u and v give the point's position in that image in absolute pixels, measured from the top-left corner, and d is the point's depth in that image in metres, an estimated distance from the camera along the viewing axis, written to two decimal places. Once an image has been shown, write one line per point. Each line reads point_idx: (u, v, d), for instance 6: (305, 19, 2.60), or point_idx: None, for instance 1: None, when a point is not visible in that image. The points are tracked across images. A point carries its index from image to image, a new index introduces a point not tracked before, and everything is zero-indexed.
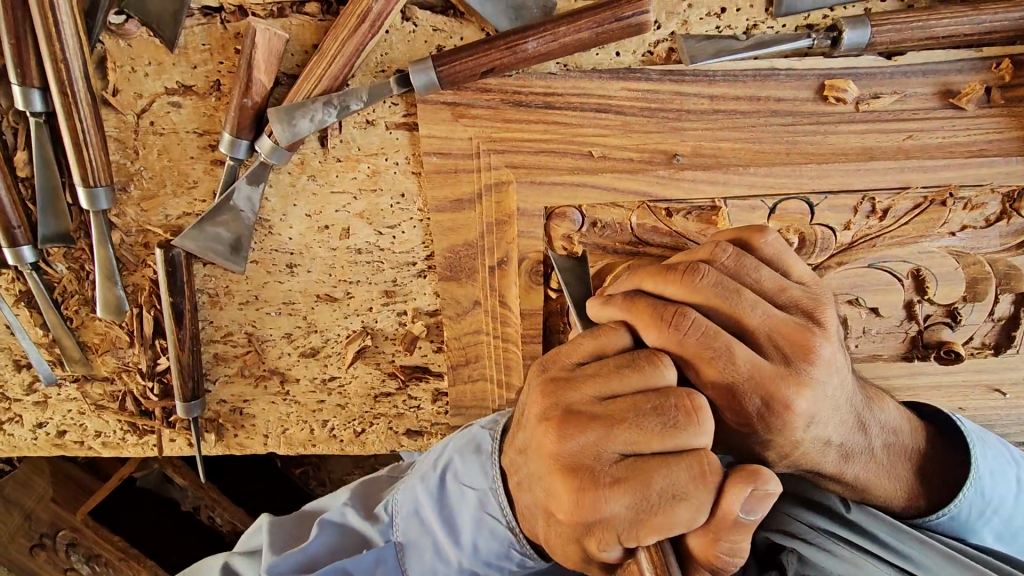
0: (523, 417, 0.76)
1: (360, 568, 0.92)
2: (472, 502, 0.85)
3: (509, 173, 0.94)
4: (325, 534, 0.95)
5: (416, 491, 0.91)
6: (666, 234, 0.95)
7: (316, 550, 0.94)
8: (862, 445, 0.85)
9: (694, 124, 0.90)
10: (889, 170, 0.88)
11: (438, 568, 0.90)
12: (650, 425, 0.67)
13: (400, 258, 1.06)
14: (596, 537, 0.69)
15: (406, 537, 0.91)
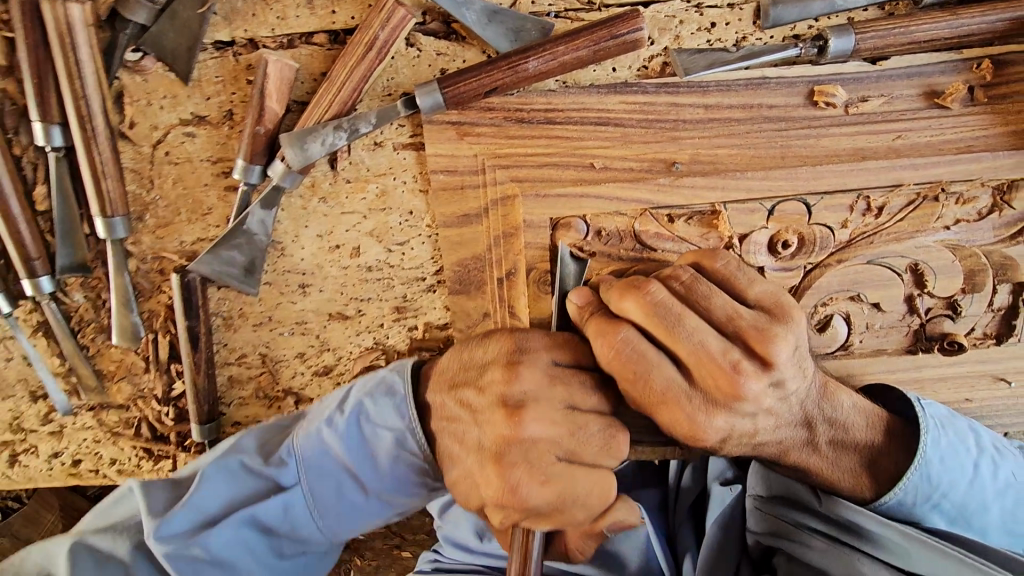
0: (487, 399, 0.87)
1: (267, 515, 0.98)
2: (385, 441, 0.97)
3: (514, 187, 0.97)
4: (224, 487, 0.99)
5: (322, 437, 0.98)
6: (669, 239, 0.97)
7: (213, 502, 0.98)
8: (805, 439, 0.90)
9: (691, 133, 0.93)
10: (882, 169, 0.91)
11: (349, 503, 1.00)
12: (593, 441, 0.83)
13: (409, 274, 1.08)
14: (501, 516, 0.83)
15: (312, 481, 0.98)
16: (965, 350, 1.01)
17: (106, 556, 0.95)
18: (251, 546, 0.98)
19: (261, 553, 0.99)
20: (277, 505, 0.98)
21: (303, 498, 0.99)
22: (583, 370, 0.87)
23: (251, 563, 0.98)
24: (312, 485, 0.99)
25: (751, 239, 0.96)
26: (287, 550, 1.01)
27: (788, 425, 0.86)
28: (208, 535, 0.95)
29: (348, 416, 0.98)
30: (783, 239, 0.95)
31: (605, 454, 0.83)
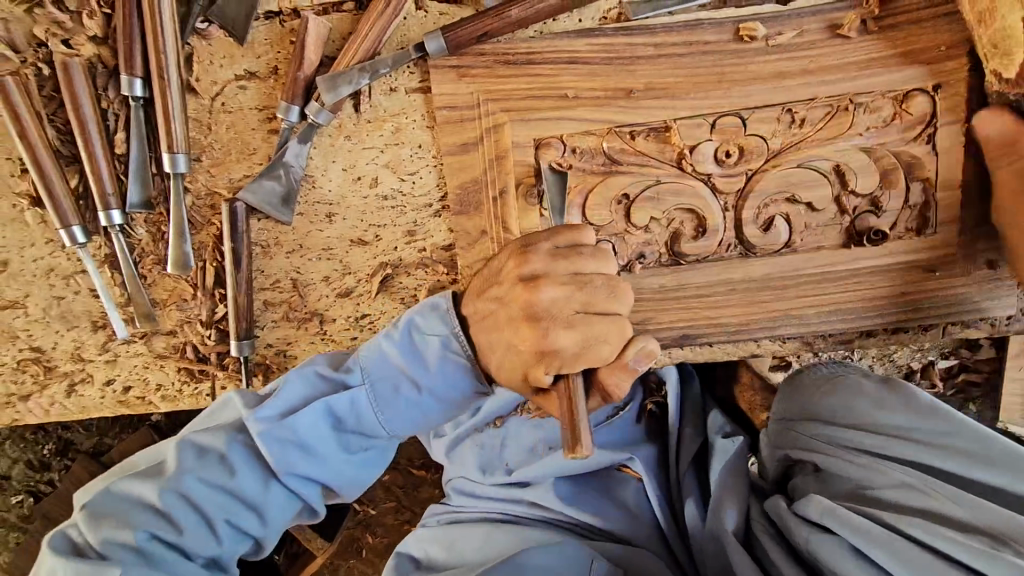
0: (498, 278, 1.08)
1: (339, 412, 1.18)
2: (433, 343, 1.16)
3: (504, 116, 1.20)
4: (300, 394, 1.19)
5: (382, 347, 1.18)
6: (632, 154, 1.18)
7: (295, 402, 1.19)
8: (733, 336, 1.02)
9: (645, 66, 1.16)
10: (798, 86, 1.14)
11: (405, 402, 1.18)
12: (599, 295, 1.02)
13: (419, 201, 1.29)
14: (542, 367, 1.03)
15: (374, 384, 1.18)
16: (890, 242, 1.19)
17: (206, 447, 1.18)
18: (326, 439, 1.19)
19: (333, 446, 1.19)
20: (345, 405, 1.18)
21: (365, 399, 1.18)
22: (581, 247, 1.04)
23: (324, 454, 1.19)
24: (373, 388, 1.18)
25: (700, 150, 1.17)
26: (356, 445, 1.22)
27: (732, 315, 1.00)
28: (291, 423, 1.16)
29: (403, 329, 1.17)
30: (726, 148, 1.16)
31: (614, 301, 1.02)
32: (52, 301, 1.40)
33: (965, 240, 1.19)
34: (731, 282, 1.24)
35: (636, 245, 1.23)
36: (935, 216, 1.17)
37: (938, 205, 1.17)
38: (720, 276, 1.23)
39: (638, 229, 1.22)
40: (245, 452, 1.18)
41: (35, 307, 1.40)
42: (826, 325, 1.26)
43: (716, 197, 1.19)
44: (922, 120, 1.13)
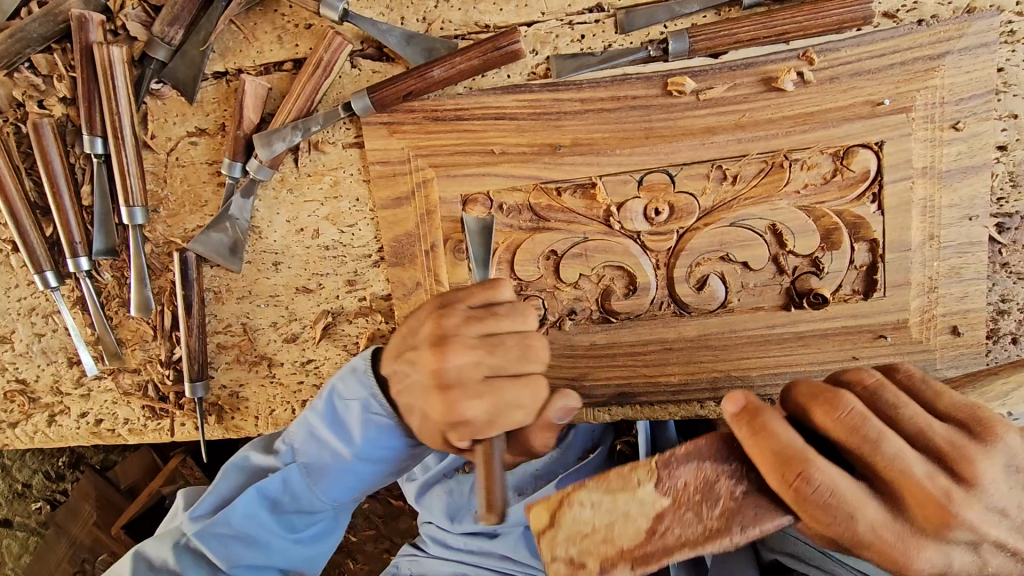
0: (413, 339, 1.00)
1: (274, 494, 1.16)
2: (353, 412, 1.10)
3: (432, 172, 1.20)
4: (238, 477, 1.20)
5: (310, 420, 1.14)
6: (560, 211, 1.16)
7: (231, 484, 1.20)
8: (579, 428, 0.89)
9: (572, 122, 1.14)
10: (728, 142, 1.09)
11: (337, 471, 1.13)
12: (512, 355, 0.95)
13: (358, 252, 1.31)
14: (454, 432, 0.96)
15: (304, 460, 1.15)
16: (834, 305, 1.12)
17: (156, 564, 1.18)
18: (269, 521, 1.17)
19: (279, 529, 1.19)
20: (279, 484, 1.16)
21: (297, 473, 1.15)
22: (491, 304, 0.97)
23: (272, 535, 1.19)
24: (306, 464, 1.15)
25: (627, 207, 1.13)
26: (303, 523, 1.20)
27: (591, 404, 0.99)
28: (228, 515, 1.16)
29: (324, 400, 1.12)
30: (655, 206, 1.12)
31: (524, 361, 0.95)
32: (34, 338, 1.50)
33: (920, 304, 1.11)
34: (666, 341, 1.19)
35: (565, 301, 1.20)
36: (883, 278, 1.09)
37: (887, 267, 1.09)
38: (652, 336, 1.19)
39: (568, 285, 1.19)
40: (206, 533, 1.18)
41: (19, 343, 1.51)
42: (772, 388, 1.18)
43: (647, 255, 1.15)
44: (865, 177, 1.06)
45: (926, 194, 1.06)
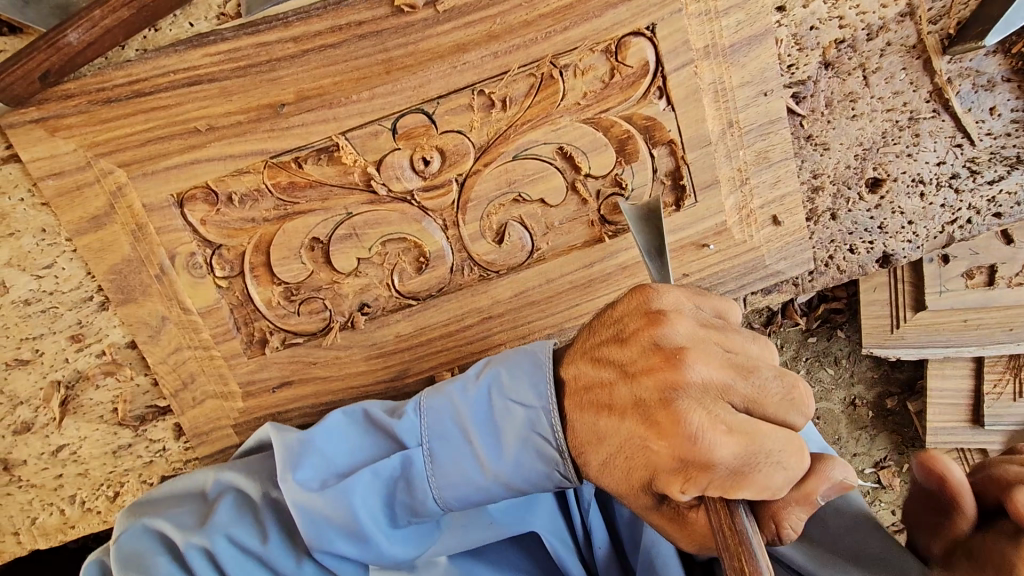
0: (656, 359, 0.70)
1: (166, 571, 0.84)
2: (522, 422, 0.78)
3: (124, 173, 0.90)
4: (309, 477, 0.85)
5: (451, 403, 0.82)
6: (308, 186, 0.91)
7: (339, 460, 0.87)
8: (952, 147, 1.03)
9: (291, 70, 0.87)
10: (482, 59, 0.88)
11: (212, 533, 0.85)
12: (739, 422, 0.65)
13: (72, 298, 0.99)
14: (688, 474, 0.66)
15: (447, 486, 0.81)
16: None
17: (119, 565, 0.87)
18: (200, 572, 0.84)
19: (383, 516, 0.85)
20: (167, 556, 0.86)
21: (328, 517, 0.83)
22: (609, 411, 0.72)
23: (383, 531, 0.85)
24: (303, 465, 0.85)
25: (388, 164, 0.91)
26: (400, 513, 0.85)
27: (938, 165, 1.04)
28: None
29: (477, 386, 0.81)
30: (422, 155, 0.91)
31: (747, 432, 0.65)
32: None
33: (735, 202, 1.00)
34: (480, 311, 1.00)
35: (352, 294, 0.97)
36: (690, 182, 0.97)
37: (692, 168, 0.96)
38: (462, 310, 0.99)
39: (347, 275, 0.96)
40: (205, 558, 0.85)
41: None
42: None
43: (429, 217, 0.94)
44: (645, 70, 0.90)
45: (714, 77, 0.92)
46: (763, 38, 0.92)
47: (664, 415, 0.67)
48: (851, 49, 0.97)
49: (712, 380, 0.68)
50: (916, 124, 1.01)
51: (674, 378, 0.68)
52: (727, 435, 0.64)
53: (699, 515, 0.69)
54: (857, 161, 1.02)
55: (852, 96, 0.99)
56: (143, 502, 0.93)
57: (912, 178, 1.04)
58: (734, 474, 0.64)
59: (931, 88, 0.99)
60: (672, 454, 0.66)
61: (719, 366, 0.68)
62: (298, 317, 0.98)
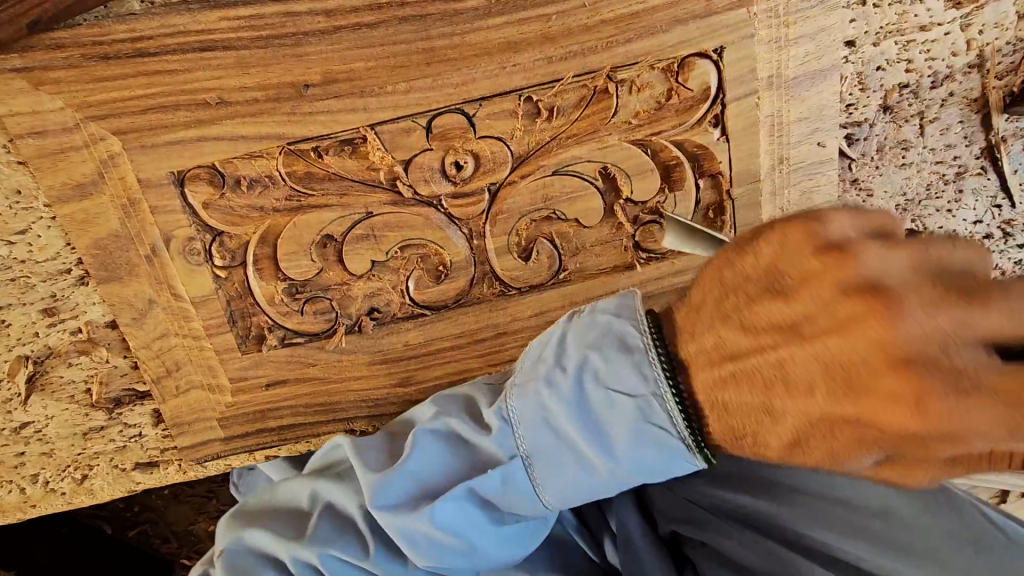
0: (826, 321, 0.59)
1: None
2: (630, 420, 0.70)
3: (118, 141, 0.80)
4: (396, 496, 0.80)
5: (542, 400, 0.75)
6: (327, 179, 0.83)
7: (432, 477, 0.81)
8: (994, 206, 1.01)
9: (319, 47, 0.78)
10: (534, 62, 0.79)
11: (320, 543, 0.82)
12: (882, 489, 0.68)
13: (47, 268, 0.89)
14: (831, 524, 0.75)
15: (555, 493, 0.76)
16: (684, 257, 0.93)
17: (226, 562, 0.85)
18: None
19: (488, 520, 0.79)
20: (273, 567, 0.85)
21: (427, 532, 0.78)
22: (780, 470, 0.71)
23: (491, 538, 0.79)
24: (388, 483, 0.80)
25: (419, 164, 0.83)
26: (504, 515, 0.80)
27: (977, 223, 1.02)
28: None
29: (573, 380, 0.73)
30: (455, 159, 0.84)
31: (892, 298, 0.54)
32: None
33: None
34: (497, 327, 0.94)
35: (363, 296, 0.91)
36: (733, 219, 0.92)
37: (735, 204, 0.91)
38: (478, 325, 0.94)
39: (359, 277, 0.89)
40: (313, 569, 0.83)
41: None
42: None
43: (454, 226, 0.87)
44: (706, 95, 0.84)
45: (773, 109, 0.87)
46: (828, 74, 0.86)
47: (876, 385, 0.56)
48: (913, 96, 0.92)
49: (944, 319, 0.52)
50: (962, 181, 0.99)
51: (881, 333, 0.55)
52: (975, 408, 0.51)
53: (789, 246, 0.61)
54: (896, 211, 1.00)
55: (904, 145, 0.96)
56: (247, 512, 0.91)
57: (950, 232, 1.02)
58: (865, 252, 0.56)
59: (984, 145, 0.96)
60: (812, 309, 0.60)
61: (942, 299, 0.53)
62: (301, 316, 0.90)
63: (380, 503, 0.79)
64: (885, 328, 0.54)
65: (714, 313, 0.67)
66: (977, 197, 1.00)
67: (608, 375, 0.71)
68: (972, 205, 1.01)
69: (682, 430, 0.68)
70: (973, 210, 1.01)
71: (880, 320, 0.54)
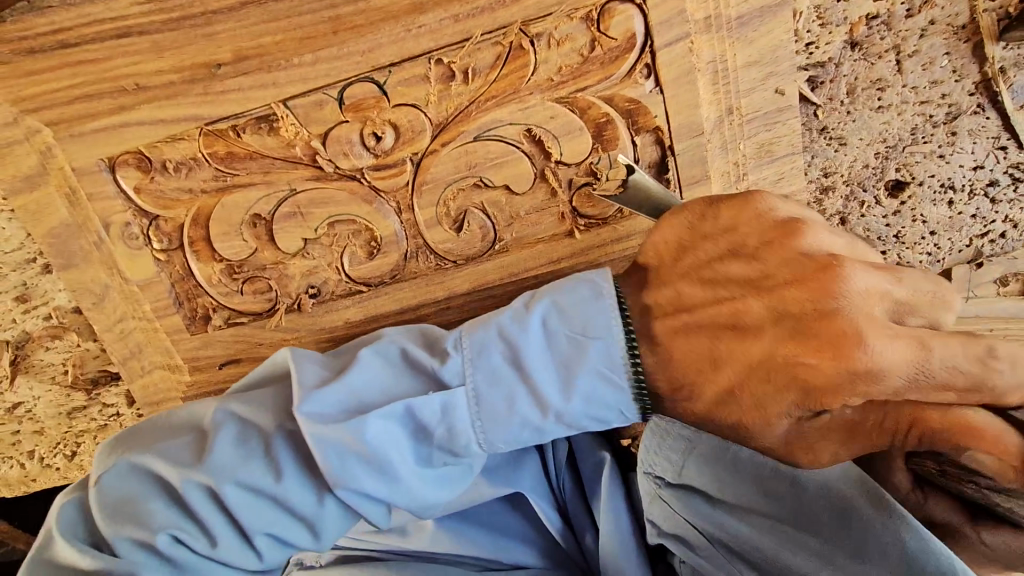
0: (768, 231, 0.64)
1: (165, 518, 0.68)
2: (583, 350, 0.67)
3: (52, 133, 0.82)
4: (327, 410, 0.68)
5: (496, 333, 0.69)
6: (248, 158, 0.83)
7: (368, 396, 0.70)
8: (997, 146, 0.89)
9: (228, 26, 0.76)
10: (441, 23, 0.76)
11: (228, 469, 0.69)
12: (821, 378, 0.57)
13: (13, 259, 0.92)
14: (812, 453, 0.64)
15: (493, 432, 0.69)
16: (626, 221, 0.87)
17: (112, 484, 0.70)
18: (205, 516, 0.69)
19: (415, 453, 0.70)
20: (163, 499, 0.70)
21: (349, 452, 0.67)
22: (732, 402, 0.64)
23: (414, 472, 0.70)
24: (315, 396, 0.68)
25: (336, 138, 0.82)
26: (434, 453, 0.70)
27: (977, 168, 0.91)
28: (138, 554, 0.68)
29: (534, 312, 0.69)
30: (373, 130, 0.81)
31: (792, 243, 0.62)
32: None
33: None
34: (437, 301, 0.92)
35: (299, 274, 0.91)
36: (676, 178, 0.85)
37: (679, 161, 0.84)
38: (417, 300, 0.92)
39: (293, 255, 0.89)
40: (209, 500, 0.69)
41: None
42: None
43: (381, 199, 0.86)
44: (632, 44, 0.77)
45: (714, 55, 0.79)
46: (778, 9, 0.77)
47: (826, 329, 0.57)
48: (885, 27, 0.81)
49: (877, 281, 0.58)
50: (956, 121, 0.87)
51: (834, 285, 0.57)
52: (897, 342, 0.55)
53: (747, 216, 0.65)
54: (876, 160, 0.90)
55: (880, 84, 0.84)
56: (122, 437, 0.75)
57: (941, 182, 0.92)
58: (738, 211, 0.66)
59: (978, 78, 0.84)
60: (774, 265, 0.62)
61: (875, 270, 0.58)
62: (242, 296, 0.92)
63: (302, 412, 0.67)
64: (789, 270, 0.61)
65: (679, 266, 0.69)
66: (977, 139, 0.88)
67: (574, 309, 0.68)
68: (967, 149, 0.89)
69: (625, 374, 0.66)
70: (972, 154, 0.89)
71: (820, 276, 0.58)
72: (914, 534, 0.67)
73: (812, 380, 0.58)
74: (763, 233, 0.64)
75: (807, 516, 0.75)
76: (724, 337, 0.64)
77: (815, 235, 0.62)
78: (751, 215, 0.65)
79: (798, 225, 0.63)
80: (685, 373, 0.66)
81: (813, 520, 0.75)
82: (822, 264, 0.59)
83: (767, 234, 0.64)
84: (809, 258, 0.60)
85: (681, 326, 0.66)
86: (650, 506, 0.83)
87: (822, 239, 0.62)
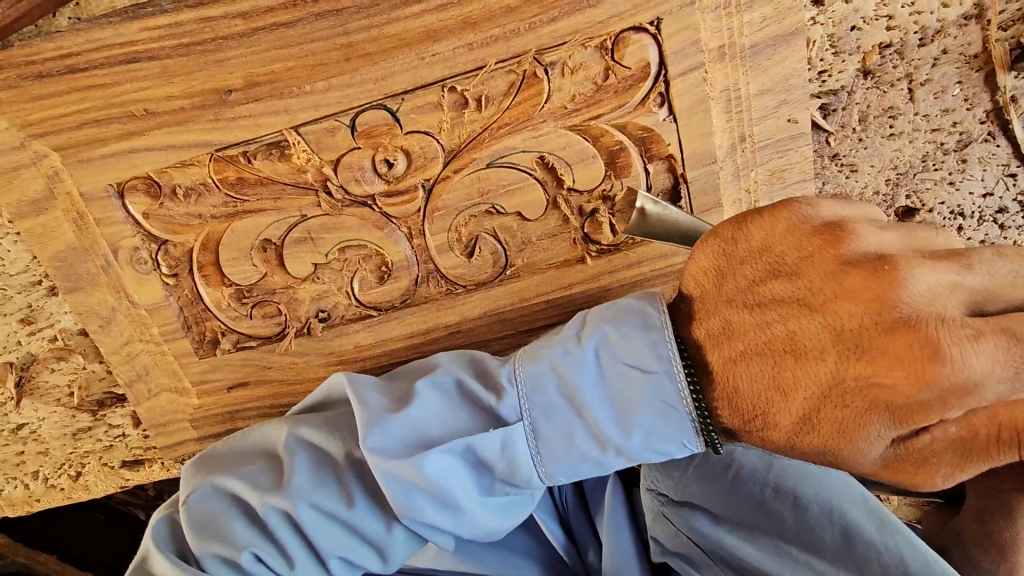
0: (808, 244, 0.63)
1: (245, 539, 0.70)
2: (644, 387, 0.66)
3: (59, 157, 0.81)
4: (390, 444, 0.69)
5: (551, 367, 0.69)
6: (258, 183, 0.83)
7: (430, 429, 0.71)
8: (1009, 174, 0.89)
9: (239, 52, 0.75)
10: (454, 51, 0.75)
11: (301, 494, 0.70)
12: (903, 395, 0.56)
13: (19, 281, 0.91)
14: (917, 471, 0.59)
15: (555, 463, 0.69)
16: (638, 247, 0.87)
17: (196, 504, 0.73)
18: (282, 539, 0.70)
19: (478, 483, 0.71)
20: (244, 520, 0.72)
21: (415, 484, 0.68)
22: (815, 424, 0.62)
23: (477, 500, 0.71)
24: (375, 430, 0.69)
25: (347, 164, 0.81)
26: (496, 483, 0.71)
27: (987, 194, 0.91)
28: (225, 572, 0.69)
29: (586, 343, 0.68)
30: (384, 157, 0.81)
31: (842, 254, 0.60)
32: None
33: None
34: (448, 326, 0.92)
35: (309, 298, 0.90)
36: (688, 205, 0.85)
37: (691, 189, 0.84)
38: (427, 324, 0.91)
39: (303, 280, 0.88)
40: (288, 524, 0.71)
41: None
42: None
43: (392, 225, 0.85)
44: (645, 73, 0.77)
45: (727, 83, 0.79)
46: (793, 38, 0.77)
47: (894, 343, 0.56)
48: (897, 56, 0.81)
49: (937, 280, 0.56)
50: (967, 149, 0.87)
51: (893, 293, 0.56)
52: (982, 343, 0.53)
53: (781, 232, 0.65)
54: (887, 186, 0.90)
55: (891, 112, 0.85)
56: (208, 458, 0.78)
57: (951, 207, 0.93)
58: (772, 226, 0.65)
59: (990, 107, 0.84)
60: (822, 280, 0.61)
61: (936, 266, 0.57)
62: (251, 319, 0.92)
63: (365, 445, 0.69)
64: (842, 284, 0.60)
65: (722, 294, 0.67)
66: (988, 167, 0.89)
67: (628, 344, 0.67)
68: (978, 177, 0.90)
69: (686, 409, 0.66)
70: (982, 181, 0.90)
71: (877, 289, 0.57)
72: (916, 555, 0.71)
73: (888, 400, 0.57)
74: (805, 248, 0.63)
75: (811, 535, 0.77)
76: (790, 359, 0.62)
77: (866, 240, 0.60)
78: (788, 229, 0.64)
79: (845, 232, 0.61)
80: (755, 402, 0.64)
81: (813, 539, 0.77)
82: (881, 274, 0.58)
83: (809, 248, 0.63)
84: (866, 267, 0.58)
85: (742, 354, 0.65)
86: (652, 522, 0.83)
87: (874, 242, 0.60)
